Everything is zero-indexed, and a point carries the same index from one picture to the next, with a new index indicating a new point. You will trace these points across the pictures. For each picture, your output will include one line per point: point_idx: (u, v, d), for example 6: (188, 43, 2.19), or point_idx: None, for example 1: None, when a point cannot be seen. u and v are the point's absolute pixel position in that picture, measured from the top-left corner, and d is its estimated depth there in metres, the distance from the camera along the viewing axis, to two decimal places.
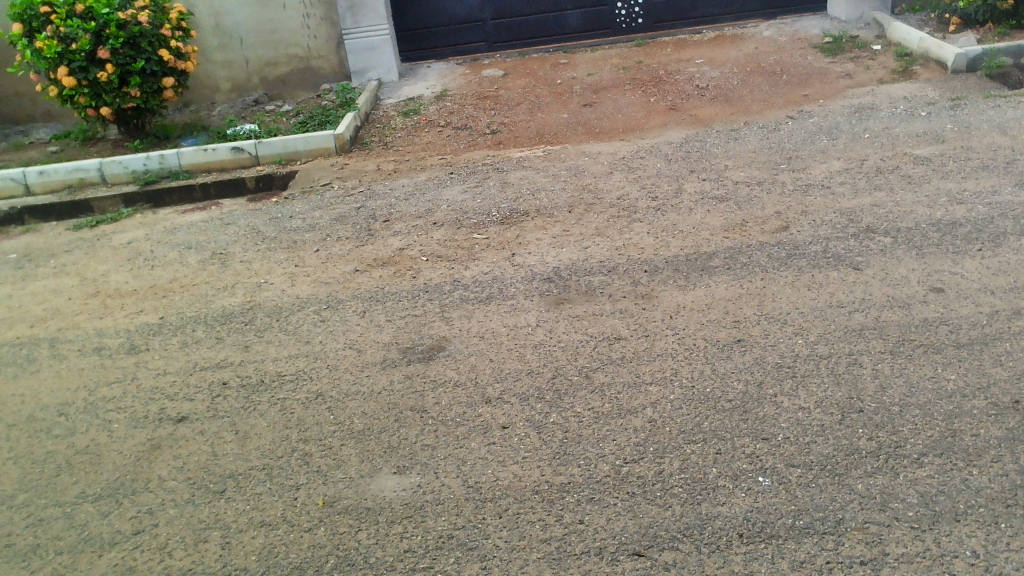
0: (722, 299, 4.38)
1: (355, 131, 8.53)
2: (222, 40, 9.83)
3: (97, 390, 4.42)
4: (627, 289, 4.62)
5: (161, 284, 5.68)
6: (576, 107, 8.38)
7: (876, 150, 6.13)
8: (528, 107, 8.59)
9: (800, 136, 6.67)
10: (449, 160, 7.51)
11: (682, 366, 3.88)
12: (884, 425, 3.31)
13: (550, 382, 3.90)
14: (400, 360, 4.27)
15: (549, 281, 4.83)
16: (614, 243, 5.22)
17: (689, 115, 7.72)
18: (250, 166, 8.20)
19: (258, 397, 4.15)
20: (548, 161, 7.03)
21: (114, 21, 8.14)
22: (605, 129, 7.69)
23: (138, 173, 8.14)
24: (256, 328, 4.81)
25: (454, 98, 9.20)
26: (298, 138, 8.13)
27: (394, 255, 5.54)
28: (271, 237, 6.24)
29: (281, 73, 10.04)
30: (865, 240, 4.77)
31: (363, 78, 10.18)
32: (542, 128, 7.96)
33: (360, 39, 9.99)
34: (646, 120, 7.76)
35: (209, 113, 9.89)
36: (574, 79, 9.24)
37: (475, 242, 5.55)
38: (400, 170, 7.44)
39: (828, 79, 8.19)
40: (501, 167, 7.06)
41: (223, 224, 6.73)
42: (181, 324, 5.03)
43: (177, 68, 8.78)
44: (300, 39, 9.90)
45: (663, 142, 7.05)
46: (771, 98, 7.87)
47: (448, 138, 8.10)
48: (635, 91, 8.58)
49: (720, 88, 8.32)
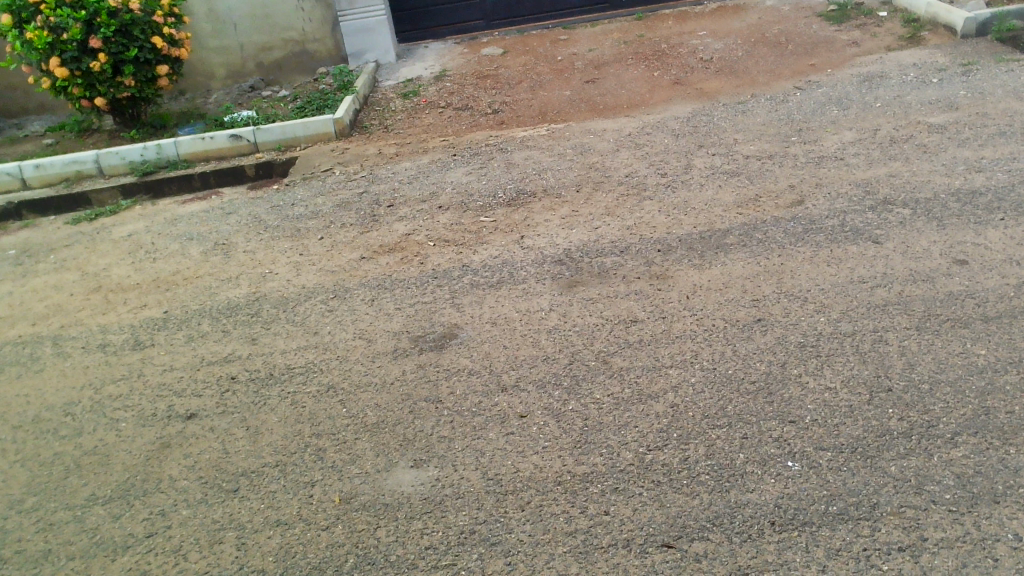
0: (739, 277, 4.27)
1: (354, 115, 8.38)
2: (216, 25, 9.69)
3: (103, 389, 4.33)
4: (641, 270, 4.51)
5: (164, 277, 5.57)
6: (578, 84, 8.23)
7: (888, 119, 5.99)
8: (530, 84, 8.44)
9: (809, 107, 6.52)
10: (451, 142, 7.37)
11: (702, 348, 3.78)
12: (915, 404, 3.21)
13: (567, 368, 3.81)
14: (411, 350, 4.17)
15: (561, 264, 4.72)
16: (625, 222, 5.11)
17: (694, 88, 7.57)
18: (248, 154, 8.06)
19: (268, 391, 4.06)
20: (553, 140, 6.90)
21: (105, 9, 7.98)
22: (609, 106, 7.54)
23: (135, 164, 8.01)
24: (262, 320, 4.71)
25: (454, 78, 9.05)
26: (297, 123, 7.99)
27: (400, 241, 5.42)
28: (274, 226, 6.13)
29: (277, 57, 9.91)
30: (883, 212, 4.65)
31: (360, 60, 10.03)
32: (544, 107, 7.81)
33: (356, 21, 9.83)
34: (650, 96, 7.60)
35: (205, 100, 9.77)
36: (574, 55, 9.08)
37: (482, 225, 5.44)
38: (402, 153, 7.31)
39: (835, 48, 8.02)
40: (505, 148, 6.94)
41: (223, 214, 6.62)
42: (185, 317, 4.93)
43: (170, 55, 8.63)
44: (295, 23, 9.77)
45: (669, 117, 6.91)
46: (778, 69, 7.71)
47: (449, 119, 7.96)
48: (638, 65, 8.42)
49: (725, 60, 8.15)
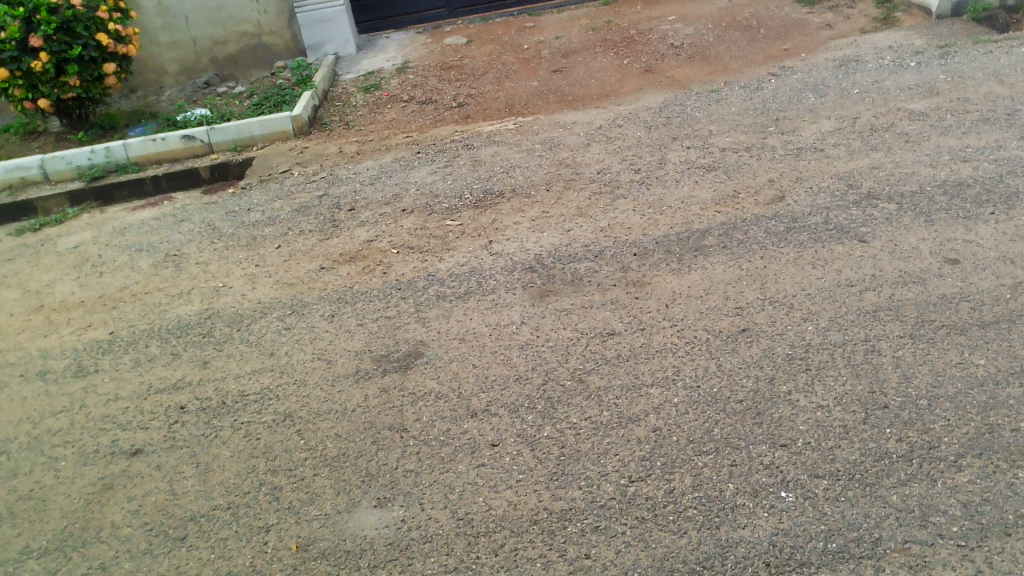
0: (720, 282, 4.03)
1: (313, 111, 8.03)
2: (166, 20, 9.28)
3: (41, 423, 4.01)
4: (616, 276, 4.26)
5: (111, 293, 5.23)
6: (545, 74, 7.93)
7: (868, 106, 5.78)
8: (496, 75, 8.14)
9: (785, 95, 6.29)
10: (414, 138, 7.06)
11: (685, 363, 3.53)
12: (913, 423, 3.00)
13: (541, 390, 3.55)
14: (373, 371, 3.89)
15: (532, 271, 4.45)
16: (598, 224, 4.85)
17: (665, 77, 7.32)
18: (203, 155, 7.69)
19: (220, 421, 3.76)
20: (521, 134, 6.61)
21: (44, 5, 7.55)
22: (578, 97, 7.26)
23: (83, 169, 7.61)
24: (215, 340, 4.40)
25: (417, 70, 8.72)
26: (253, 122, 7.63)
27: (362, 248, 5.13)
28: (229, 234, 5.81)
29: (232, 52, 9.52)
30: (868, 208, 4.44)
31: (318, 53, 9.66)
32: (510, 99, 7.51)
33: (314, 12, 9.48)
34: (620, 85, 7.33)
35: (158, 98, 9.37)
36: (540, 43, 8.78)
37: (448, 229, 5.15)
38: (363, 152, 6.99)
39: (808, 31, 7.79)
40: (471, 144, 6.65)
41: (175, 221, 6.28)
42: (133, 339, 4.61)
43: (117, 53, 8.20)
44: (249, 15, 9.39)
45: (641, 108, 6.66)
46: (750, 54, 7.47)
47: (412, 114, 7.64)
48: (607, 53, 8.15)
49: (696, 45, 7.90)
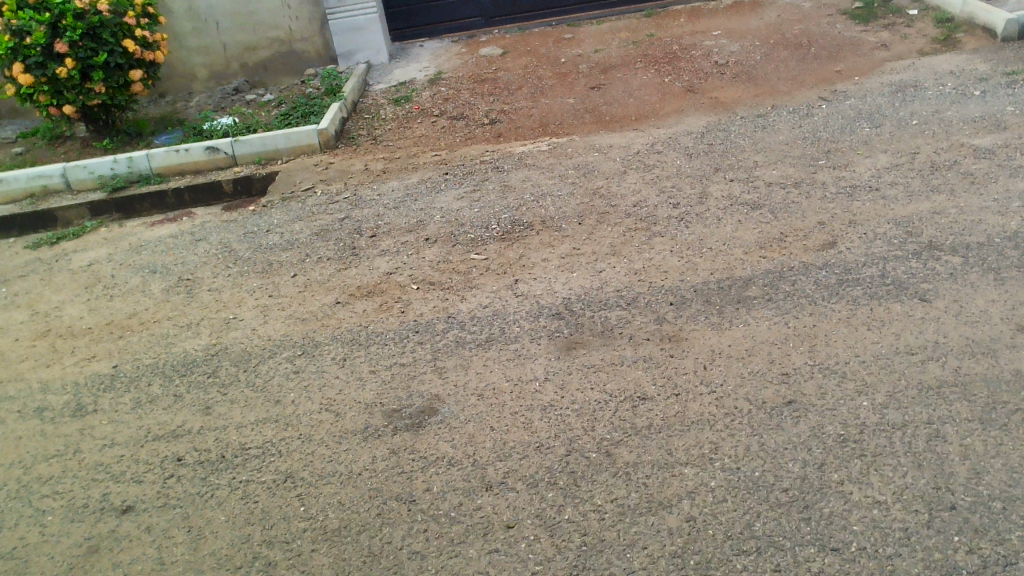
0: (764, 342, 3.69)
1: (341, 124, 7.77)
2: (197, 25, 9.12)
3: (32, 469, 3.78)
4: (650, 329, 3.92)
5: (119, 320, 5.01)
6: (582, 91, 7.60)
7: (927, 140, 5.37)
8: (531, 91, 7.83)
9: (837, 123, 5.90)
10: (443, 157, 6.77)
11: (723, 439, 3.19)
12: (986, 531, 2.64)
13: (562, 462, 3.23)
14: (383, 429, 3.60)
15: (559, 318, 4.14)
16: (632, 265, 4.52)
17: (708, 98, 6.95)
18: (226, 167, 7.47)
19: (217, 478, 3.50)
20: (554, 158, 6.29)
21: (71, 10, 7.39)
22: (616, 117, 6.92)
23: (105, 179, 7.44)
24: (219, 382, 4.14)
25: (450, 82, 8.43)
26: (278, 135, 7.39)
27: (380, 282, 4.85)
28: (245, 258, 5.57)
29: (262, 58, 9.33)
30: (929, 260, 4.06)
31: (350, 61, 9.39)
32: (545, 117, 7.19)
33: (346, 19, 9.20)
34: (660, 105, 6.98)
35: (186, 104, 9.21)
36: (578, 57, 8.44)
37: (472, 264, 4.85)
38: (389, 171, 6.72)
39: (862, 51, 7.37)
40: (501, 166, 6.34)
41: (192, 241, 6.06)
42: (136, 375, 4.37)
43: (144, 59, 8.02)
44: (280, 22, 9.18)
45: (681, 133, 6.32)
46: (799, 75, 7.07)
47: (442, 130, 7.35)
48: (647, 70, 7.79)
49: (741, 64, 7.51)
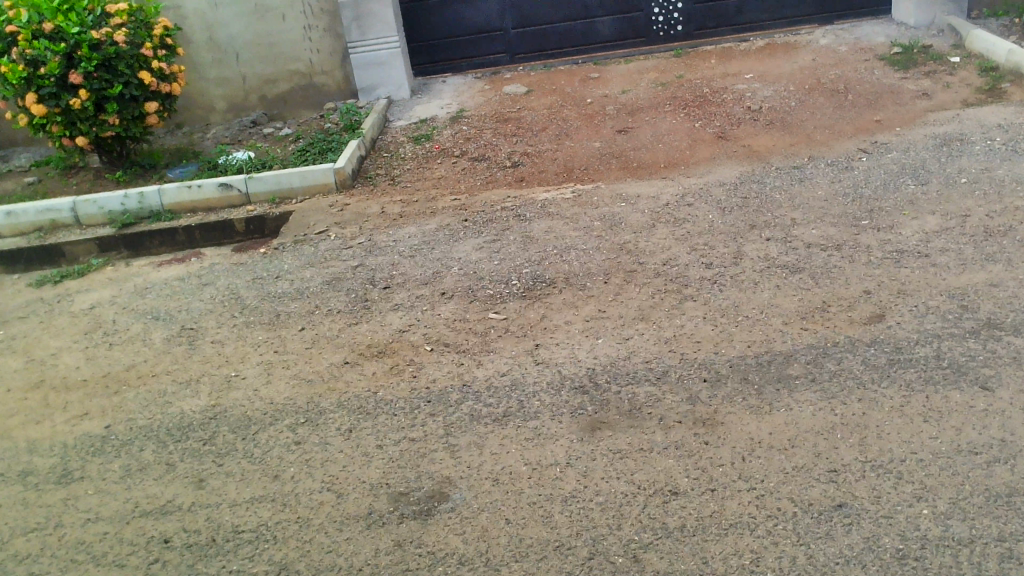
0: (808, 431, 3.36)
1: (359, 162, 7.53)
2: (217, 56, 8.98)
3: (9, 545, 3.49)
4: (682, 409, 3.60)
5: (116, 372, 4.74)
6: (608, 134, 7.33)
7: (979, 201, 5.04)
8: (555, 132, 7.57)
9: (879, 179, 5.58)
10: (463, 202, 6.51)
11: (766, 549, 2.86)
12: None
13: (586, 568, 2.90)
14: (389, 516, 3.29)
15: (582, 392, 3.83)
16: (661, 333, 4.21)
17: (741, 146, 6.66)
18: (239, 205, 7.25)
19: (205, 567, 3.20)
20: (579, 207, 6.01)
21: (86, 41, 7.22)
22: (644, 164, 6.64)
23: (114, 214, 7.23)
24: (215, 451, 3.86)
25: (472, 120, 8.20)
26: (293, 173, 7.16)
27: (392, 341, 4.57)
28: (252, 307, 5.31)
29: (282, 91, 9.15)
30: (987, 340, 3.73)
31: (370, 95, 9.16)
32: (569, 161, 6.93)
33: (368, 53, 8.98)
34: (690, 152, 6.70)
35: (203, 136, 9.04)
36: (605, 98, 8.20)
37: (490, 324, 4.56)
38: (407, 215, 6.46)
39: (902, 100, 7.07)
40: (523, 214, 6.06)
41: (199, 285, 5.81)
42: (128, 438, 4.08)
43: (160, 91, 7.83)
44: (301, 54, 9.01)
45: (713, 183, 6.02)
46: (837, 124, 6.77)
47: (462, 172, 7.09)
48: (677, 113, 7.52)
49: (776, 110, 7.22)
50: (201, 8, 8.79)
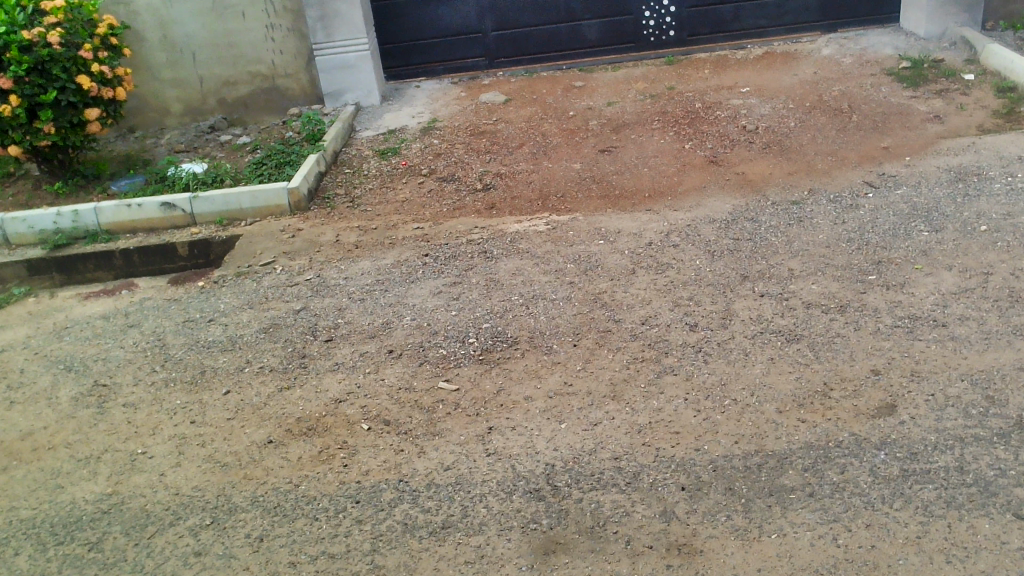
0: (804, 569, 2.77)
1: (317, 180, 6.88)
2: (171, 55, 8.31)
3: None
4: (654, 530, 3.01)
5: (9, 442, 4.12)
6: (590, 154, 6.71)
7: (1002, 255, 4.43)
8: (533, 150, 6.94)
9: (887, 221, 4.98)
10: (425, 231, 5.89)
11: None
12: None
13: None
14: None
15: (538, 499, 3.23)
16: (634, 417, 3.60)
17: (734, 173, 6.04)
18: (183, 227, 6.61)
19: None
20: (552, 243, 5.39)
21: (16, 42, 6.58)
22: (626, 191, 6.01)
23: (46, 234, 6.59)
24: (101, 563, 3.25)
25: (444, 133, 7.55)
26: (243, 193, 6.51)
27: (326, 413, 3.96)
28: (176, 358, 4.68)
29: (242, 94, 8.49)
30: (1018, 447, 3.14)
31: (338, 101, 8.49)
32: (545, 185, 6.30)
33: (335, 56, 8.31)
34: (678, 179, 6.08)
35: (156, 143, 8.37)
36: (588, 110, 7.56)
37: (440, 396, 3.95)
38: (363, 245, 5.83)
39: (911, 123, 6.45)
40: (490, 250, 5.44)
41: (124, 326, 5.18)
42: (4, 537, 3.47)
43: (102, 97, 7.16)
44: (263, 55, 8.34)
45: (702, 219, 5.41)
46: (840, 150, 6.16)
47: (428, 195, 6.46)
48: (665, 131, 6.89)
49: (773, 131, 6.60)
50: (153, 3, 8.11)
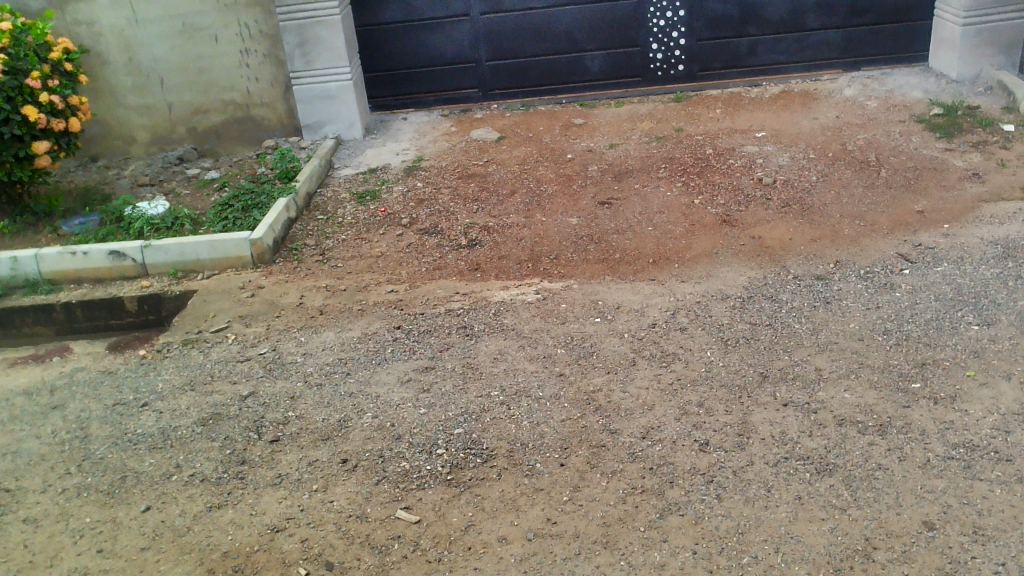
0: None
1: (285, 227, 6.20)
2: (138, 80, 7.66)
3: None
4: None
5: None
6: (588, 207, 6.04)
7: None
8: (526, 199, 6.28)
9: (929, 310, 4.31)
10: (400, 296, 5.21)
11: None
12: None
13: None
14: None
15: None
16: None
17: (749, 236, 5.37)
18: (133, 278, 5.94)
19: None
20: (541, 318, 4.72)
21: None
22: (627, 255, 5.34)
23: None
24: None
25: (430, 175, 6.89)
26: (200, 242, 5.85)
27: (259, 547, 3.29)
28: (97, 456, 4.00)
29: (214, 123, 7.82)
30: None
31: (317, 133, 7.82)
32: (537, 243, 5.62)
33: (314, 85, 7.64)
34: (686, 242, 5.40)
35: (119, 173, 7.70)
36: (588, 153, 6.90)
37: (398, 530, 3.28)
38: (329, 311, 5.16)
39: (947, 182, 5.80)
40: (470, 324, 4.77)
41: (47, 406, 4.49)
42: None
43: (51, 129, 6.50)
44: (237, 82, 7.69)
45: (714, 295, 4.73)
46: (869, 213, 5.50)
47: (408, 250, 5.80)
48: (672, 182, 6.23)
49: (792, 186, 5.93)
50: (118, 24, 7.46)
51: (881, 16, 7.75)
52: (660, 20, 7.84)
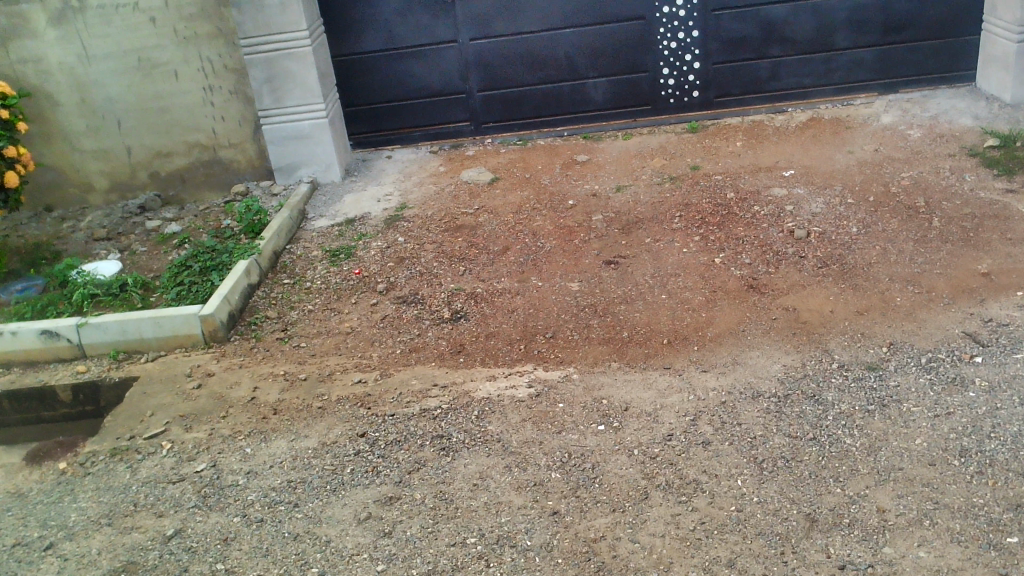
0: None
1: (245, 296, 5.40)
2: (92, 122, 6.88)
3: None
4: None
5: None
6: (591, 267, 5.20)
7: None
8: (521, 257, 5.45)
9: (1015, 420, 3.46)
10: (368, 388, 4.40)
11: None
12: None
13: None
14: None
15: None
16: None
17: (782, 308, 4.52)
18: (69, 361, 5.16)
19: None
20: (533, 425, 3.88)
21: None
22: (637, 334, 4.50)
23: None
24: None
25: (415, 226, 6.09)
26: (144, 318, 5.07)
27: None
28: None
29: (178, 167, 7.04)
30: None
31: (291, 176, 7.03)
32: (531, 317, 4.81)
33: (286, 124, 6.86)
34: (706, 316, 4.56)
35: (74, 225, 6.91)
36: (592, 198, 6.07)
37: None
38: (284, 408, 4.34)
39: (1014, 233, 4.93)
40: (447, 430, 3.94)
41: None
42: None
43: None
44: (201, 122, 6.91)
45: (742, 393, 3.88)
46: (924, 276, 4.64)
47: (383, 324, 4.99)
48: (689, 234, 5.38)
49: (830, 240, 5.07)
50: (68, 61, 6.69)
51: (921, 32, 6.88)
52: (671, 42, 7.00)
